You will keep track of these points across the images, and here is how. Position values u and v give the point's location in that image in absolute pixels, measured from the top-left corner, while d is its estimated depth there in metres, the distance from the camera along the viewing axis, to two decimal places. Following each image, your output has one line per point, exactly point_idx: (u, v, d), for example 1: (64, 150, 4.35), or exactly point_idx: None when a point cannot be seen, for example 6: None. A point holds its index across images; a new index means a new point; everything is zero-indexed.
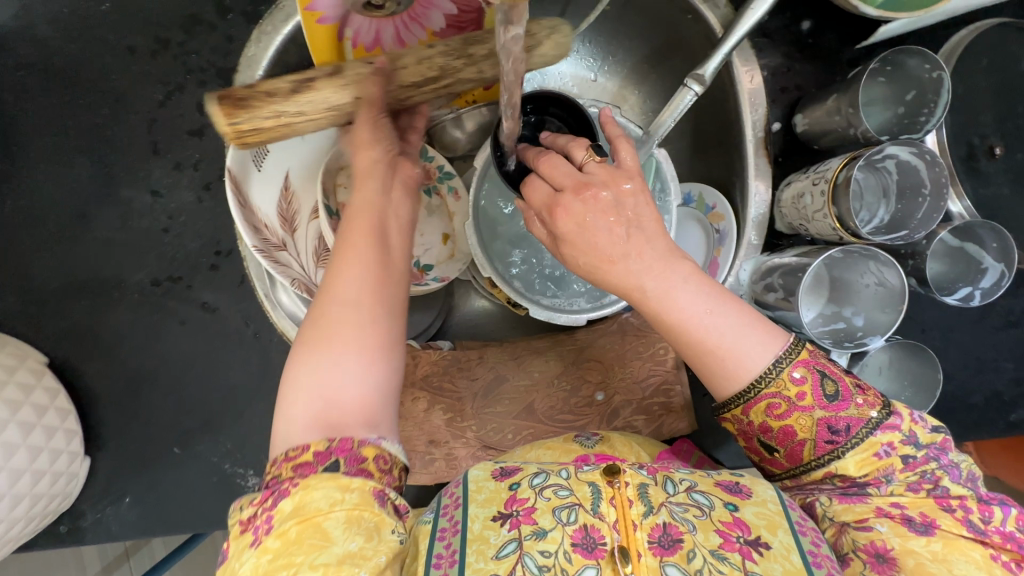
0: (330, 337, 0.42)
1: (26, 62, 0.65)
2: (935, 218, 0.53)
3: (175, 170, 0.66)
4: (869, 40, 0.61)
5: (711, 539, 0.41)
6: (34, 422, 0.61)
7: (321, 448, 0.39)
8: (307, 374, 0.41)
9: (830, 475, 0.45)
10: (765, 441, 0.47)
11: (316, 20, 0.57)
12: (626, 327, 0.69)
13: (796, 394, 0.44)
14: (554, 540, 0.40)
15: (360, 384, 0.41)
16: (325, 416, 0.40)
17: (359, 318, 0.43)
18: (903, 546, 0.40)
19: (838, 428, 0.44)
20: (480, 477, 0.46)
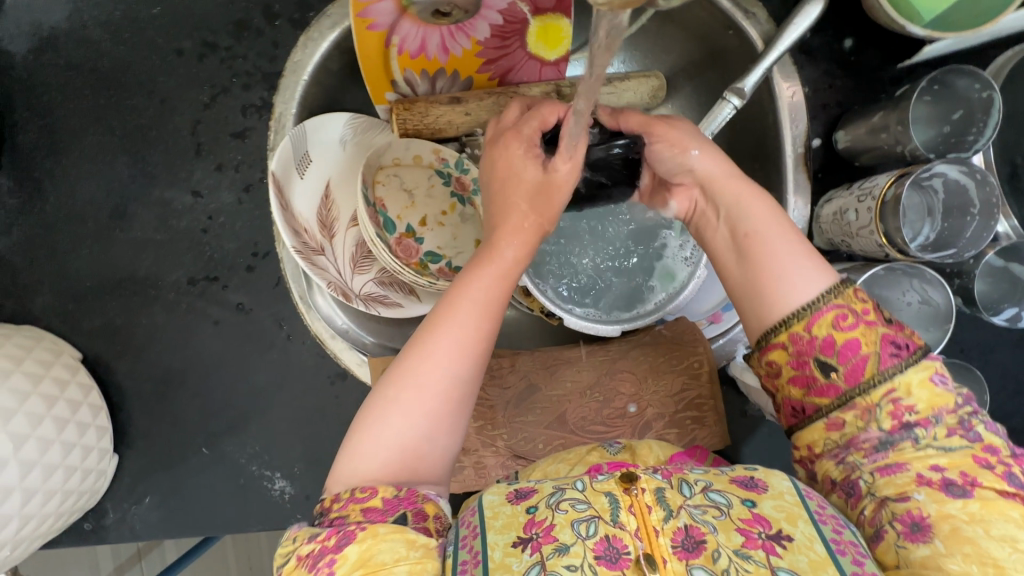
0: (420, 392, 0.45)
1: (75, 62, 0.66)
2: (985, 237, 0.53)
3: (217, 171, 0.67)
4: (912, 59, 0.61)
5: (733, 538, 0.39)
6: (68, 418, 0.61)
7: (389, 496, 0.43)
8: (390, 418, 0.45)
9: (889, 397, 0.42)
10: (824, 360, 0.44)
11: (368, 26, 0.63)
12: (659, 339, 0.69)
13: (863, 310, 0.44)
14: (577, 555, 0.39)
15: (431, 447, 0.45)
16: (394, 467, 0.44)
17: (451, 383, 0.46)
18: (939, 511, 0.38)
19: (900, 346, 0.43)
20: (493, 501, 0.44)
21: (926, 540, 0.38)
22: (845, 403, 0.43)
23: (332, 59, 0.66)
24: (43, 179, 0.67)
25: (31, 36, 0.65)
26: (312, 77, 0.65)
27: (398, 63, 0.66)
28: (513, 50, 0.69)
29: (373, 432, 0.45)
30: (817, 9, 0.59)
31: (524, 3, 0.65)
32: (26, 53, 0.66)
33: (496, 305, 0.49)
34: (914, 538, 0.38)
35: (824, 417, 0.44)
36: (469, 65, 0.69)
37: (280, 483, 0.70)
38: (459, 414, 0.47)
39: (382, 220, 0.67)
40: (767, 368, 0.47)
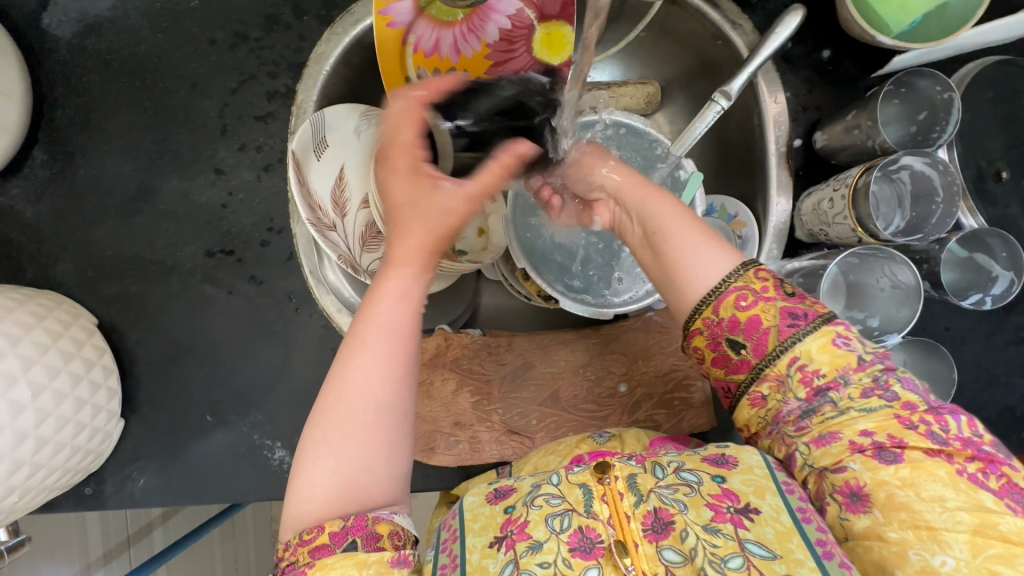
0: (348, 442, 0.45)
1: (116, 48, 0.71)
2: (947, 223, 0.59)
3: (239, 151, 0.72)
4: (884, 69, 0.67)
5: (703, 513, 0.43)
6: (82, 375, 0.63)
7: (337, 528, 0.44)
8: (327, 467, 0.45)
9: (796, 365, 0.47)
10: (733, 338, 0.50)
11: (387, 23, 0.69)
12: (649, 324, 0.72)
13: (760, 288, 0.49)
14: (550, 550, 0.42)
15: (382, 488, 0.46)
16: (343, 503, 0.45)
17: (387, 418, 0.46)
18: (874, 479, 0.43)
19: (796, 316, 0.48)
20: (474, 504, 0.48)
21: (865, 510, 0.43)
22: (759, 375, 0.49)
23: (352, 53, 0.72)
24: (75, 153, 0.71)
25: (77, 22, 0.71)
26: (333, 68, 0.70)
27: (412, 60, 0.71)
28: (519, 54, 0.74)
29: (312, 467, 0.45)
30: (798, 20, 0.64)
31: (530, 11, 0.72)
32: (70, 38, 0.71)
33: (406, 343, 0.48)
34: (855, 509, 0.44)
35: (746, 393, 0.50)
36: (478, 65, 0.74)
37: (280, 453, 0.72)
38: (394, 436, 0.47)
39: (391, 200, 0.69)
40: (694, 354, 0.53)
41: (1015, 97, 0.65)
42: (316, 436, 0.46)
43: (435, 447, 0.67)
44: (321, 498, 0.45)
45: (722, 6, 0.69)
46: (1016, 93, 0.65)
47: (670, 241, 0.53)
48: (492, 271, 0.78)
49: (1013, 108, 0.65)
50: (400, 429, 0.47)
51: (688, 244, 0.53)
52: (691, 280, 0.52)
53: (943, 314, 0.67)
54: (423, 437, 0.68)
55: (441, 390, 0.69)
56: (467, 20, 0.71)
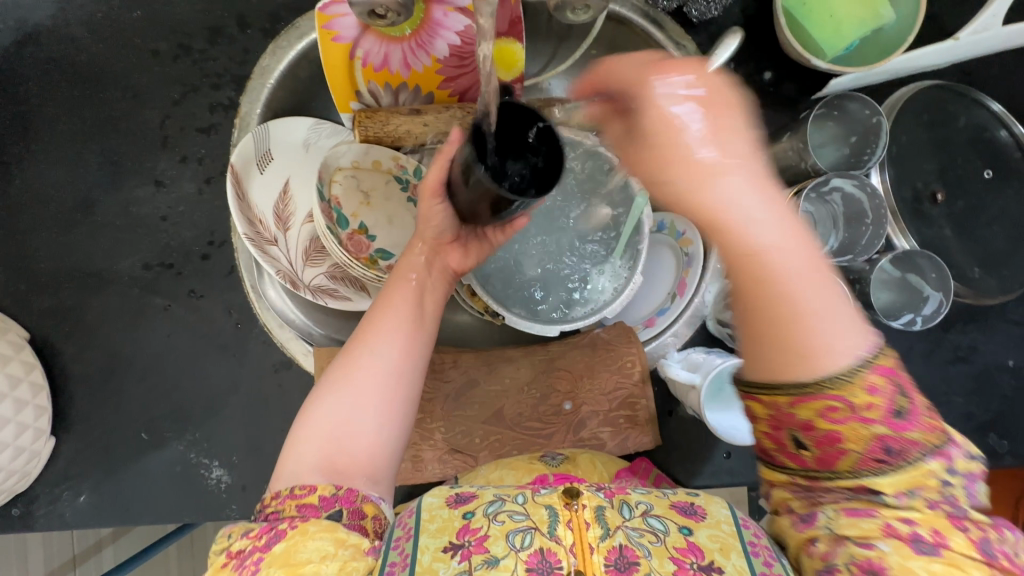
0: (351, 386, 0.54)
1: (56, 57, 0.70)
2: (877, 243, 0.60)
3: (181, 163, 0.70)
4: (822, 92, 0.68)
5: (666, 565, 0.43)
6: (6, 392, 0.61)
7: (326, 494, 0.48)
8: (328, 412, 0.52)
9: (861, 485, 0.38)
10: (800, 437, 0.39)
11: (335, 38, 0.69)
12: (597, 340, 0.71)
13: (865, 404, 0.37)
14: (507, 567, 0.43)
15: (370, 442, 0.52)
16: (331, 460, 0.50)
17: (386, 372, 0.55)
18: (901, 565, 0.36)
19: (894, 448, 0.37)
20: (433, 505, 0.48)
21: None
22: (813, 476, 0.40)
23: (299, 68, 0.71)
24: (11, 164, 0.70)
25: (16, 30, 0.70)
26: (278, 82, 0.70)
27: (362, 75, 0.72)
28: (470, 70, 0.75)
29: (321, 418, 0.52)
30: (737, 42, 0.64)
31: (478, 27, 0.72)
32: (9, 46, 0.70)
33: (415, 305, 0.60)
34: None
35: (786, 471, 0.41)
36: (430, 81, 0.75)
37: (218, 472, 0.70)
38: (394, 401, 0.54)
39: (335, 215, 0.70)
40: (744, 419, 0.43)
41: (947, 122, 0.66)
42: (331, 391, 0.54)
43: None
44: (318, 450, 0.51)
45: (666, 28, 0.70)
46: (948, 117, 0.66)
47: (774, 285, 0.38)
48: None
49: (944, 132, 0.66)
50: (406, 397, 0.55)
51: (798, 280, 0.39)
52: (807, 339, 0.38)
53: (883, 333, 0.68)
54: None
55: None
56: (415, 36, 0.71)
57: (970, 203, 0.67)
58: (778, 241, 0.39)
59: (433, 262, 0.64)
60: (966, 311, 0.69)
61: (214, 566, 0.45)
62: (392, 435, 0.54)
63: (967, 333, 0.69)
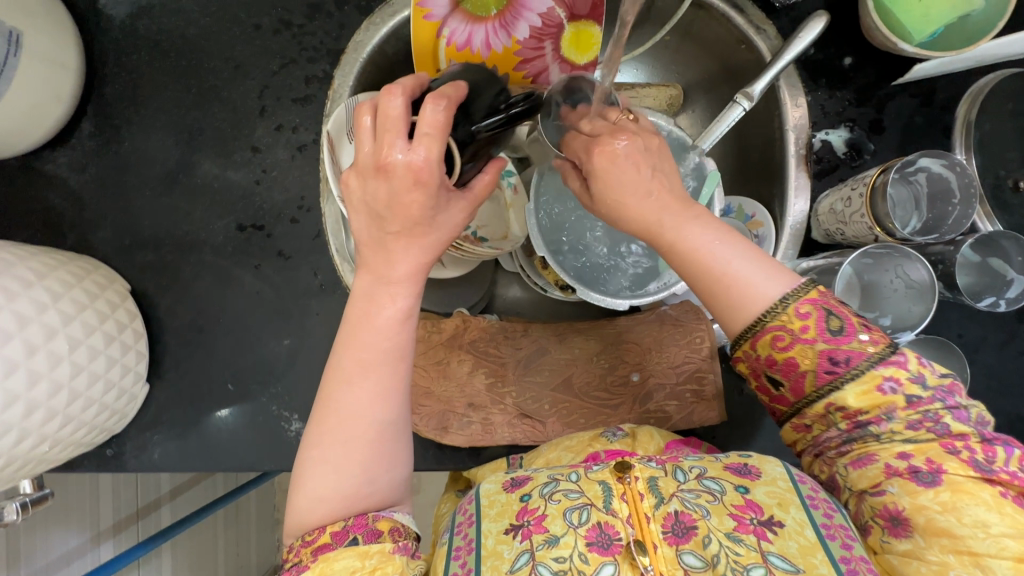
0: (343, 448, 0.48)
1: (166, 28, 0.75)
2: (964, 223, 0.59)
3: (276, 131, 0.75)
4: (905, 77, 0.68)
5: (725, 522, 0.46)
6: (115, 335, 0.66)
7: (337, 529, 0.46)
8: (326, 476, 0.47)
9: (834, 407, 0.48)
10: (772, 375, 0.50)
11: (424, 16, 0.72)
12: (664, 317, 0.73)
13: (800, 327, 0.47)
14: (567, 545, 0.46)
15: (382, 484, 0.49)
16: (349, 504, 0.48)
17: (381, 425, 0.49)
18: (913, 504, 0.45)
19: (840, 359, 0.47)
20: (490, 491, 0.53)
21: (907, 534, 0.45)
22: (799, 410, 0.50)
23: (388, 44, 0.75)
24: (120, 127, 0.75)
25: (133, 3, 0.75)
26: (370, 56, 0.73)
27: (445, 53, 0.74)
28: (547, 53, 0.77)
29: (313, 486, 0.47)
30: (820, 26, 0.67)
31: (560, 10, 0.76)
32: (124, 18, 0.75)
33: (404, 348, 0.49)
34: (897, 532, 0.45)
35: (789, 420, 0.51)
36: (507, 60, 0.77)
37: (297, 425, 0.73)
38: (388, 458, 0.49)
39: None
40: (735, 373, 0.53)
41: None
42: (317, 459, 0.48)
43: (448, 427, 0.70)
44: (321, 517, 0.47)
45: (747, 12, 0.71)
46: None
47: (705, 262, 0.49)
48: (510, 262, 0.81)
49: None
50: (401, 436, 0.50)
51: (731, 258, 0.49)
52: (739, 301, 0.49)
53: (957, 321, 0.68)
54: (437, 416, 0.70)
55: (458, 370, 0.71)
56: (500, 17, 0.75)
57: None
58: (698, 237, 0.50)
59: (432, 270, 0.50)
60: None
61: None
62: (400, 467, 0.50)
63: None
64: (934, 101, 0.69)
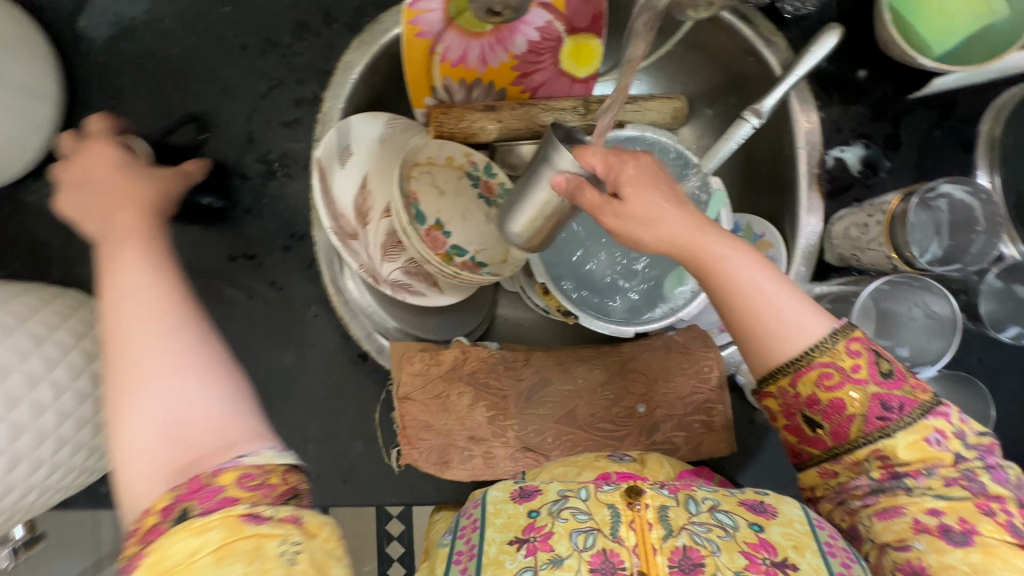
0: (137, 382, 0.39)
1: (149, 50, 0.72)
2: (988, 253, 0.57)
3: (265, 156, 0.72)
4: (924, 91, 0.65)
5: (736, 560, 0.43)
6: None
7: (164, 504, 0.36)
8: (137, 422, 0.38)
9: (876, 455, 0.46)
10: (810, 415, 0.48)
11: (417, 33, 0.68)
12: (671, 343, 0.70)
13: (851, 367, 0.46)
14: (570, 568, 0.43)
15: (205, 406, 0.39)
16: (171, 441, 0.38)
17: (167, 341, 0.41)
18: (939, 562, 0.41)
19: (891, 406, 0.45)
20: (498, 498, 0.49)
21: None
22: (834, 456, 0.48)
23: (380, 62, 0.72)
24: None
25: (113, 24, 0.72)
26: (361, 76, 0.70)
27: (439, 70, 0.72)
28: (546, 66, 0.75)
29: (128, 433, 0.39)
30: (834, 40, 0.63)
31: (559, 23, 0.73)
32: (105, 39, 0.72)
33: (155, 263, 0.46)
34: None
35: (817, 465, 0.49)
36: (504, 76, 0.75)
37: None
38: (189, 370, 0.40)
39: (413, 211, 0.71)
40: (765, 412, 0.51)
41: None
42: (119, 406, 0.39)
43: (449, 460, 0.67)
44: (151, 467, 0.38)
45: (755, 23, 0.67)
46: None
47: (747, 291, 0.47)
48: (511, 283, 0.79)
49: None
50: (206, 346, 0.42)
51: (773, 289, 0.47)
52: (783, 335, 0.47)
53: (979, 345, 0.65)
54: (437, 450, 0.67)
55: (457, 403, 0.68)
56: (496, 32, 0.72)
57: None
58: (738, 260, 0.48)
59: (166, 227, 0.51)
60: None
61: None
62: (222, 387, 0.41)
63: None
64: (954, 115, 0.66)
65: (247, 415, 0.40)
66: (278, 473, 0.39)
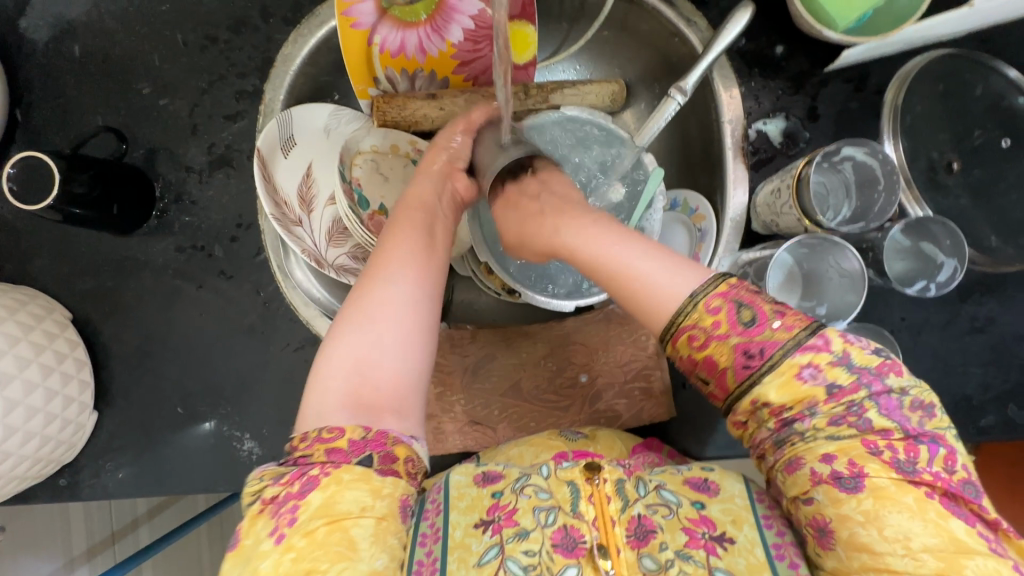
0: (370, 315, 0.49)
1: (91, 50, 0.73)
2: (889, 211, 0.61)
3: (210, 149, 0.74)
4: (835, 64, 0.68)
5: (677, 537, 0.46)
6: (54, 366, 0.65)
7: (355, 437, 0.45)
8: (342, 349, 0.48)
9: (759, 404, 0.46)
10: (697, 374, 0.48)
11: (352, 25, 0.70)
12: (611, 316, 0.73)
13: (711, 325, 0.46)
14: (536, 540, 0.46)
15: (396, 374, 0.48)
16: (360, 386, 0.47)
17: (406, 275, 0.52)
18: (838, 513, 0.43)
19: (752, 353, 0.45)
20: (460, 483, 0.51)
21: (831, 544, 0.44)
22: (733, 405, 0.48)
23: (319, 54, 0.74)
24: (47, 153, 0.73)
25: (53, 26, 0.73)
26: (300, 68, 0.72)
27: (379, 61, 0.74)
28: (484, 54, 0.76)
29: (327, 370, 0.47)
30: (746, 18, 0.66)
31: (491, 10, 0.74)
32: (47, 41, 0.73)
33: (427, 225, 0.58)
34: (824, 542, 0.45)
35: (726, 419, 0.49)
36: (444, 65, 0.77)
37: (249, 444, 0.73)
38: (424, 330, 0.51)
39: (356, 196, 0.72)
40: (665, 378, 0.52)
41: (962, 91, 0.66)
42: (342, 330, 0.49)
43: None
44: (336, 406, 0.46)
45: (677, 5, 0.71)
46: (964, 86, 0.66)
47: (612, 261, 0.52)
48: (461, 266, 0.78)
49: (960, 101, 0.66)
50: (426, 325, 0.51)
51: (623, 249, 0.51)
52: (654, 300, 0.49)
53: (898, 305, 0.68)
54: None
55: None
56: (430, 21, 0.74)
57: (988, 171, 0.67)
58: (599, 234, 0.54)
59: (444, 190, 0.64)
60: (984, 282, 0.69)
61: (249, 513, 0.44)
62: (414, 366, 0.49)
63: (983, 303, 0.69)
64: (867, 86, 0.69)
65: (414, 388, 0.48)
66: (403, 461, 0.46)
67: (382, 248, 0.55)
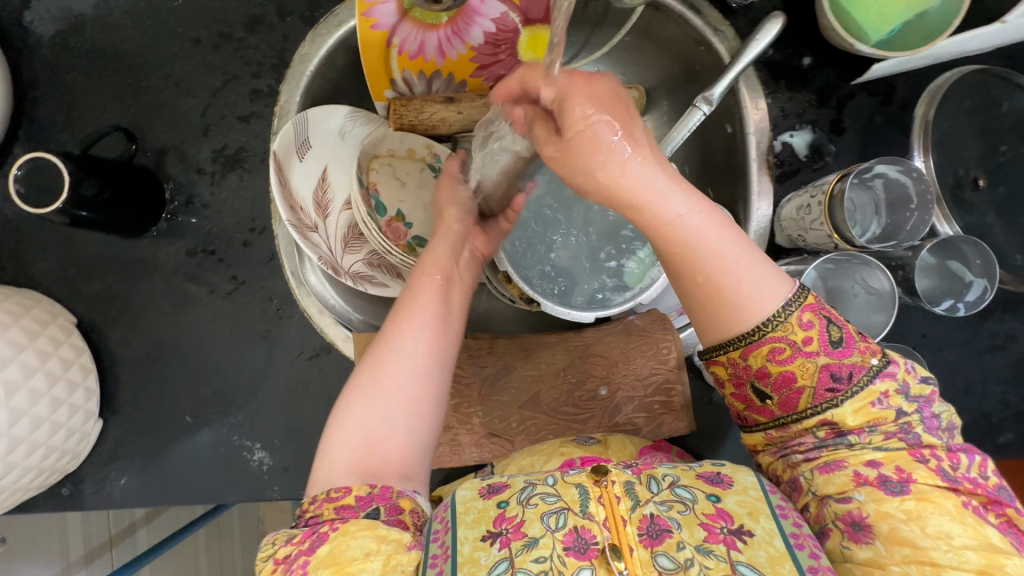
0: (378, 387, 0.50)
1: (99, 45, 0.71)
2: (922, 230, 0.61)
3: (222, 151, 0.72)
4: (864, 77, 0.67)
5: (696, 533, 0.42)
6: (59, 375, 0.62)
7: (362, 493, 0.46)
8: (351, 416, 0.49)
9: (823, 423, 0.46)
10: (760, 387, 0.47)
11: (371, 26, 0.68)
12: (631, 327, 0.72)
13: (803, 340, 0.44)
14: (546, 546, 0.42)
15: (402, 445, 0.49)
16: (366, 459, 0.48)
17: (413, 347, 0.52)
18: (878, 510, 0.43)
19: (840, 375, 0.44)
20: (466, 496, 0.46)
21: (868, 541, 0.43)
22: (780, 423, 0.48)
23: (337, 55, 0.72)
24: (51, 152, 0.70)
25: (61, 19, 0.70)
26: (317, 69, 0.70)
27: (397, 63, 0.71)
28: (504, 58, 0.74)
29: (338, 439, 0.49)
30: (777, 28, 0.64)
31: (515, 14, 0.72)
32: (52, 35, 0.70)
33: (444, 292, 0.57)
34: (857, 539, 0.43)
35: (763, 429, 0.49)
36: (463, 68, 0.75)
37: (260, 454, 0.72)
38: (428, 407, 0.51)
39: (373, 202, 0.71)
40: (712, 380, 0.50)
41: (991, 107, 0.66)
42: (353, 400, 0.50)
43: None
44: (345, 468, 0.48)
45: (704, 13, 0.69)
46: (993, 102, 0.66)
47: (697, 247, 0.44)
48: None
49: (988, 118, 0.66)
50: (432, 401, 0.52)
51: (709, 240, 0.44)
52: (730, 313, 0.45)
53: (921, 321, 0.68)
54: None
55: None
56: (451, 23, 0.71)
57: (1012, 189, 0.67)
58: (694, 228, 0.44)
59: (459, 255, 0.62)
60: (1005, 299, 0.68)
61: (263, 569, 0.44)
62: (422, 435, 0.51)
63: (1005, 321, 0.68)
64: (893, 100, 0.68)
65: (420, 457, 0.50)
66: (407, 513, 0.47)
67: (402, 311, 0.54)
